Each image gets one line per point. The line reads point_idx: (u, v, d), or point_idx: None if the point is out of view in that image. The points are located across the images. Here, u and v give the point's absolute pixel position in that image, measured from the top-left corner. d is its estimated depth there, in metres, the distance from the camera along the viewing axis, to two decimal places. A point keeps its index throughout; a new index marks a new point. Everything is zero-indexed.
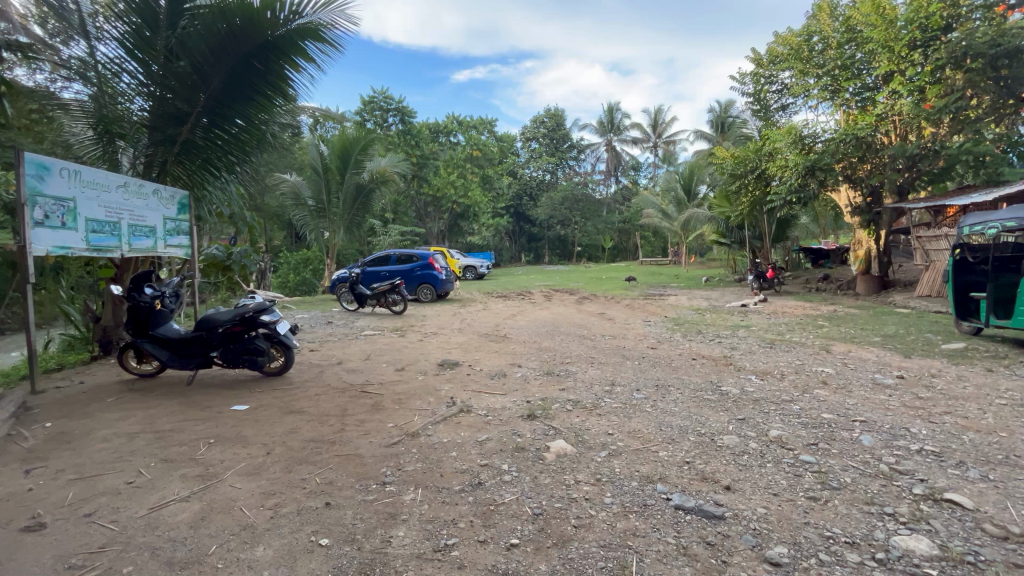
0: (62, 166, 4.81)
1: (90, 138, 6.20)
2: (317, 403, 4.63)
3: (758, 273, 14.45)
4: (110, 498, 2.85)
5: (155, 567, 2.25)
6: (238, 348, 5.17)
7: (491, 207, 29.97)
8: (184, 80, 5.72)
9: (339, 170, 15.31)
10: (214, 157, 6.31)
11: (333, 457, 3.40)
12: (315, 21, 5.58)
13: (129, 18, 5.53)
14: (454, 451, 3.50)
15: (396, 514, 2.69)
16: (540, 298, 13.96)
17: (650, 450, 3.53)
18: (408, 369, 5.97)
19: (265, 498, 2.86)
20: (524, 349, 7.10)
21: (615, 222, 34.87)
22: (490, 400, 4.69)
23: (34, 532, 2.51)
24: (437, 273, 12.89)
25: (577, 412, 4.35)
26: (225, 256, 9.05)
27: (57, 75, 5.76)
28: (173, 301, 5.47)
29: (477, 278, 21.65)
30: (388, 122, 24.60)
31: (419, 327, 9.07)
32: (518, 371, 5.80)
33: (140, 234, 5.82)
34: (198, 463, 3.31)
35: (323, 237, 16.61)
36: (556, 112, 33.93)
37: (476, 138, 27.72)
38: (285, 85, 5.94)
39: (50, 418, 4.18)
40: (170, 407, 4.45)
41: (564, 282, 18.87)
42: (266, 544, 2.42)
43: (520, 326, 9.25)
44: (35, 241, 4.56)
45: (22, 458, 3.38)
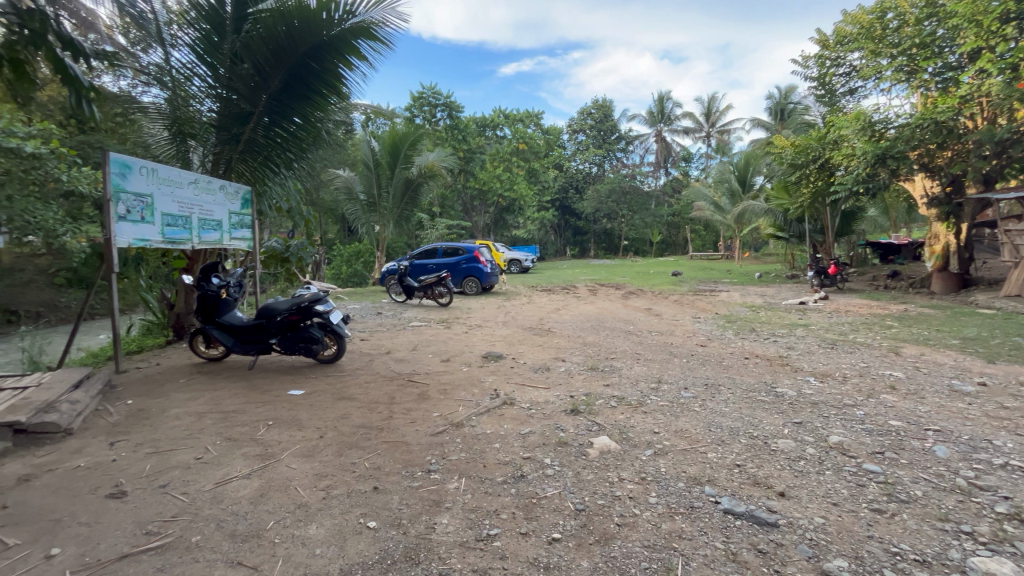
0: (142, 165, 5.21)
1: (165, 138, 6.71)
2: (367, 390, 4.82)
3: (820, 269, 13.59)
4: (181, 471, 3.09)
5: (219, 538, 2.41)
6: (294, 336, 5.44)
7: (536, 201, 29.85)
8: (248, 82, 6.05)
9: (389, 165, 15.74)
10: (274, 154, 6.63)
11: (381, 444, 3.52)
12: (367, 20, 5.71)
13: (199, 25, 5.93)
14: (497, 443, 3.53)
15: (440, 502, 2.75)
16: (585, 292, 13.79)
17: (698, 451, 3.42)
18: (453, 360, 6.08)
19: (318, 480, 3.00)
20: (568, 343, 7.04)
21: (664, 215, 33.85)
22: (533, 394, 4.70)
23: (117, 498, 2.76)
24: (482, 266, 13.01)
25: (622, 408, 4.28)
26: (284, 248, 9.53)
27: (137, 81, 6.27)
28: (237, 291, 5.82)
29: (521, 272, 21.64)
30: (436, 118, 24.97)
31: (465, 320, 9.21)
32: (562, 366, 5.77)
33: (209, 228, 6.23)
34: (258, 444, 3.51)
35: (373, 231, 17.14)
36: (604, 103, 33.21)
37: (522, 131, 27.66)
38: (339, 83, 6.14)
39: (131, 396, 4.56)
40: (233, 390, 4.76)
41: (610, 277, 18.51)
42: (319, 523, 2.54)
43: (565, 320, 9.20)
44: (119, 234, 4.98)
45: (108, 431, 3.72)
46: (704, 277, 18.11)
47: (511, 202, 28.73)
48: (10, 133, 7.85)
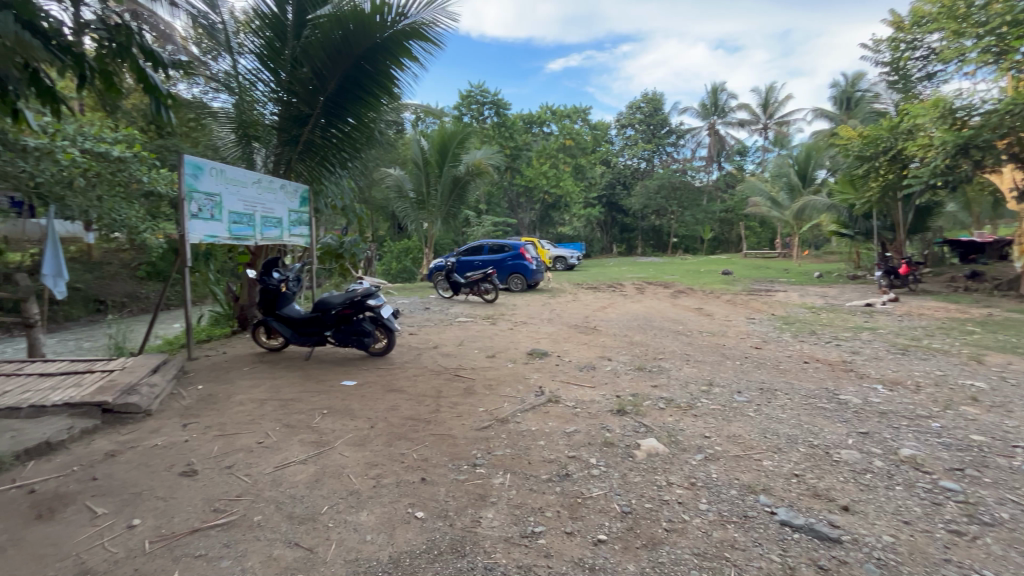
0: (212, 166, 5.58)
1: (233, 141, 7.13)
2: (415, 383, 4.95)
3: (889, 269, 12.64)
4: (245, 454, 3.29)
5: (278, 520, 2.55)
6: (347, 329, 5.66)
7: (582, 197, 29.48)
8: (307, 85, 6.33)
9: (438, 162, 16.03)
10: (330, 154, 6.90)
11: (428, 436, 3.60)
12: (418, 21, 5.83)
13: (264, 33, 6.30)
14: (542, 440, 3.52)
15: (486, 496, 2.78)
16: (632, 291, 13.50)
17: (752, 458, 3.26)
18: (498, 356, 6.13)
19: (369, 468, 3.11)
20: (614, 342, 6.91)
21: (717, 212, 32.55)
22: (579, 392, 4.66)
23: (189, 476, 2.98)
24: (528, 263, 13.03)
25: (671, 411, 4.15)
26: (338, 245, 9.94)
27: (208, 87, 6.72)
28: (296, 285, 6.11)
29: (567, 269, 21.47)
30: (483, 116, 25.21)
31: (510, 316, 9.25)
32: (608, 365, 5.67)
33: (270, 225, 6.58)
34: (313, 431, 3.69)
35: (422, 228, 17.53)
36: (654, 97, 32.26)
37: (569, 128, 27.45)
38: (391, 84, 6.31)
39: (201, 381, 4.91)
40: (291, 379, 5.02)
41: (658, 275, 18.02)
42: (369, 511, 2.63)
43: (611, 319, 9.05)
44: (192, 231, 5.35)
45: (181, 414, 4.01)
46: (758, 276, 17.29)
47: (557, 198, 28.54)
48: (100, 139, 8.60)
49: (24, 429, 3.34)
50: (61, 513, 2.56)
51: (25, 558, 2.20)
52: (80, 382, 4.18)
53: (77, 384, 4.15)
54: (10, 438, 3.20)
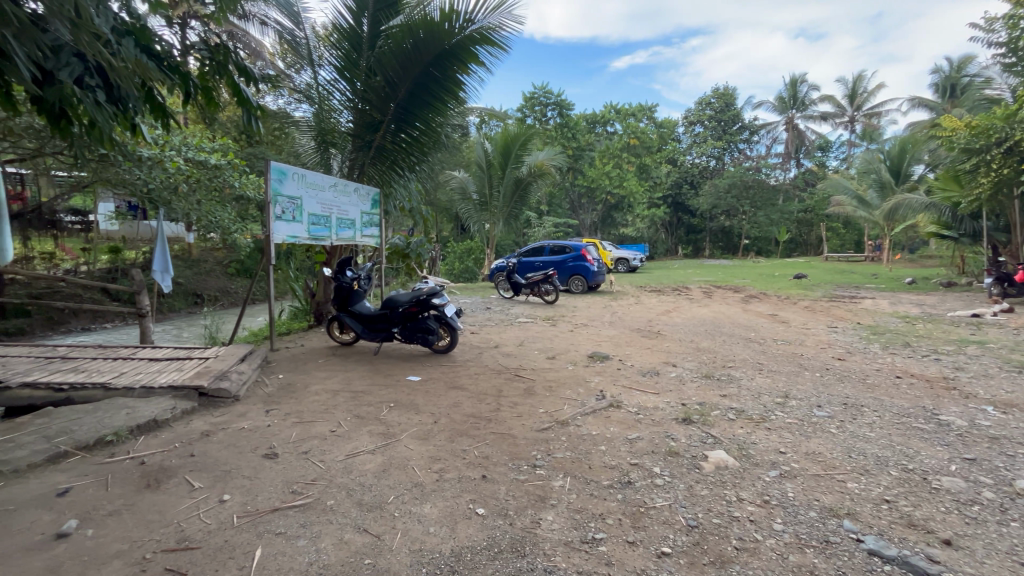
0: (294, 171, 5.99)
1: (312, 147, 7.60)
2: (476, 381, 5.05)
3: (1001, 276, 11.13)
4: (320, 441, 3.51)
5: (349, 505, 2.68)
6: (413, 326, 5.89)
7: (647, 197, 28.62)
8: (379, 93, 6.65)
9: (501, 165, 16.25)
10: (400, 158, 7.20)
11: (489, 434, 3.66)
12: (485, 26, 5.96)
13: (341, 45, 6.68)
14: (603, 445, 3.46)
15: (545, 498, 2.77)
16: (699, 295, 12.92)
17: (834, 478, 3.01)
18: (558, 357, 6.10)
19: (431, 462, 3.20)
20: (680, 348, 6.66)
21: (794, 212, 30.41)
22: (641, 398, 4.53)
23: (271, 459, 3.21)
24: (589, 265, 12.86)
25: (742, 422, 3.93)
26: (405, 245, 10.35)
27: (292, 98, 7.24)
28: (367, 283, 6.43)
29: (629, 271, 20.95)
30: (547, 117, 25.24)
31: (570, 318, 9.16)
32: (673, 371, 5.47)
33: (345, 226, 6.97)
34: (381, 423, 3.86)
35: (484, 229, 17.81)
36: (727, 92, 30.58)
37: (634, 126, 26.74)
38: (458, 89, 6.47)
39: (281, 371, 5.29)
40: (361, 372, 5.29)
41: (728, 279, 17.13)
42: (432, 503, 2.71)
43: (676, 323, 8.71)
44: (276, 231, 5.77)
45: (264, 400, 4.35)
46: (841, 281, 15.97)
47: (619, 199, 27.94)
48: (200, 149, 9.51)
49: (135, 406, 3.74)
50: (164, 484, 2.85)
51: (136, 522, 2.47)
52: (181, 367, 4.65)
53: (178, 369, 4.61)
54: (125, 413, 3.61)
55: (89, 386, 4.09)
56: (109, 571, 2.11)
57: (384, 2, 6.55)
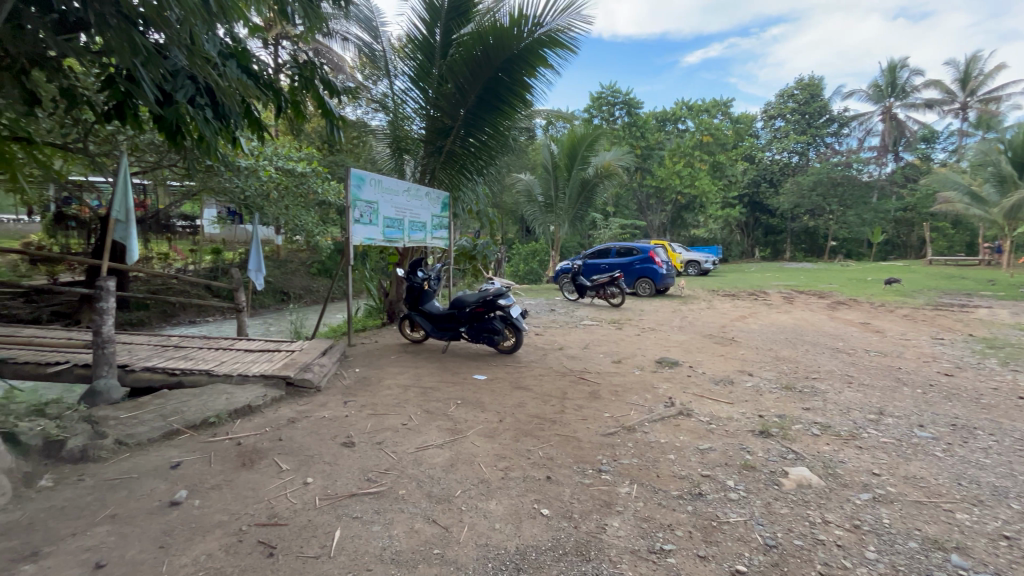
0: (371, 177, 6.34)
1: (387, 155, 8.01)
2: (541, 382, 5.08)
3: None
4: (392, 433, 3.69)
5: (419, 496, 2.79)
6: (480, 326, 6.03)
7: (721, 196, 27.19)
8: (449, 100, 6.85)
9: (567, 166, 16.14)
10: (469, 162, 7.37)
11: (554, 436, 3.66)
12: (553, 28, 6.01)
13: (416, 56, 6.98)
14: (672, 454, 3.35)
15: (611, 504, 2.72)
16: (778, 300, 12.09)
17: (940, 507, 2.70)
18: (624, 362, 5.96)
19: (497, 460, 3.26)
20: (757, 356, 6.27)
21: (891, 211, 27.59)
22: (714, 407, 4.32)
23: (349, 447, 3.43)
24: (657, 267, 12.47)
25: (828, 439, 3.62)
26: (472, 247, 10.59)
27: (369, 108, 7.67)
28: (436, 283, 6.65)
29: (700, 274, 20.04)
30: (614, 116, 24.89)
31: (637, 322, 8.93)
32: (749, 381, 5.16)
33: (416, 228, 7.27)
34: (449, 419, 3.98)
35: (549, 231, 17.83)
36: (812, 81, 28.14)
37: (708, 123, 25.51)
38: (525, 92, 6.54)
39: (358, 365, 5.62)
40: (430, 369, 5.49)
41: (812, 283, 15.89)
42: (498, 500, 2.76)
43: (753, 329, 8.22)
44: (355, 234, 6.12)
45: (342, 392, 4.65)
46: (949, 288, 14.25)
47: (691, 199, 26.81)
48: (289, 158, 10.33)
49: (233, 392, 4.13)
50: (257, 464, 3.13)
51: (234, 496, 2.74)
52: (272, 358, 5.09)
53: (269, 360, 5.04)
54: (225, 397, 4.00)
55: (196, 371, 4.58)
56: (212, 539, 2.35)
57: (456, 12, 6.78)
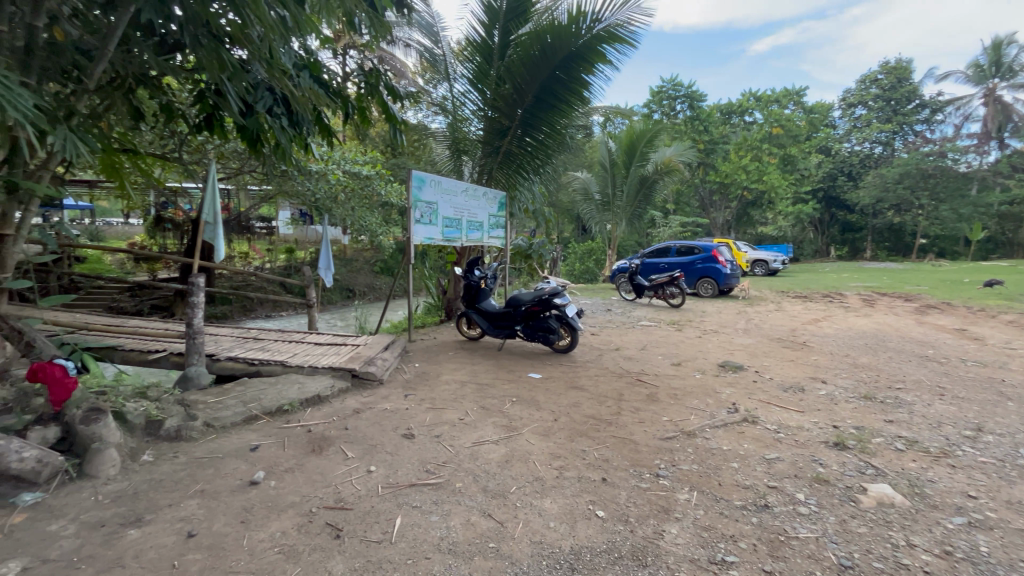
0: (431, 178, 6.53)
1: (446, 156, 8.21)
2: (596, 382, 5.02)
3: None
4: (449, 427, 3.80)
5: (476, 490, 2.85)
6: (535, 325, 6.06)
7: (792, 191, 25.52)
8: (507, 100, 6.91)
9: (625, 163, 15.79)
10: (526, 162, 7.42)
11: (610, 437, 3.61)
12: (612, 24, 5.99)
13: (475, 58, 7.10)
14: (735, 462, 3.20)
15: (669, 510, 2.65)
16: (857, 303, 11.18)
17: None
18: (684, 365, 5.77)
19: (552, 459, 3.26)
20: (831, 363, 5.85)
21: (995, 205, 24.64)
22: (782, 415, 4.08)
23: (409, 439, 3.56)
24: (721, 267, 11.92)
25: (915, 455, 3.31)
26: (528, 246, 10.64)
27: (429, 112, 7.91)
28: (493, 281, 6.74)
29: (768, 275, 18.95)
30: (675, 111, 24.27)
31: (698, 323, 8.60)
32: (822, 389, 4.82)
33: (474, 228, 7.41)
34: (504, 416, 4.04)
35: (606, 229, 17.57)
36: (899, 65, 25.80)
37: (777, 113, 24.03)
38: (583, 89, 6.52)
39: (418, 360, 5.83)
40: (486, 366, 5.59)
41: (898, 285, 14.54)
42: (552, 499, 2.77)
43: (827, 334, 7.66)
44: (415, 234, 6.34)
45: (403, 385, 4.84)
46: None
47: (758, 195, 25.39)
48: (356, 162, 10.91)
49: (304, 381, 4.42)
50: (326, 450, 3.34)
51: (305, 480, 2.93)
52: (338, 352, 5.39)
53: (337, 353, 5.34)
54: (297, 387, 4.29)
55: (272, 362, 4.95)
56: (286, 518, 2.53)
57: (515, 13, 6.82)
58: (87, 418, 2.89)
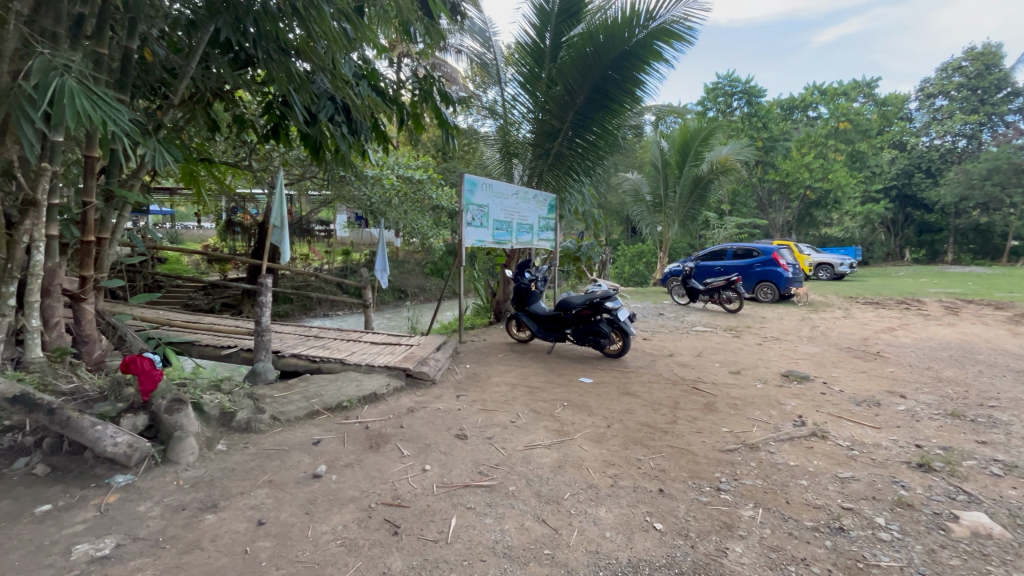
0: (483, 182, 6.59)
1: (497, 159, 8.23)
2: (650, 389, 4.87)
3: None
4: (501, 429, 3.81)
5: (529, 495, 2.84)
6: (586, 329, 5.99)
7: (862, 189, 23.84)
8: (558, 101, 6.87)
9: (678, 163, 15.33)
10: (576, 163, 7.35)
11: (666, 447, 3.50)
12: (667, 20, 5.86)
13: (525, 61, 7.12)
14: (805, 479, 3.01)
15: (733, 527, 2.52)
16: (939, 310, 10.26)
17: None
18: (744, 373, 5.50)
19: (606, 466, 3.19)
20: (910, 375, 5.39)
21: None
22: (855, 431, 3.80)
23: (461, 440, 3.60)
24: (782, 270, 11.30)
25: (1014, 482, 2.98)
26: (576, 249, 10.57)
27: (480, 116, 8.00)
28: (543, 284, 6.71)
29: (833, 279, 17.80)
30: (732, 108, 23.46)
31: (758, 330, 8.19)
32: (901, 404, 4.45)
33: (524, 230, 7.42)
34: (556, 420, 4.00)
35: (657, 232, 17.16)
36: (986, 50, 23.58)
37: (845, 107, 22.61)
38: (636, 88, 6.40)
39: (468, 362, 5.90)
40: (537, 369, 5.57)
41: (986, 292, 13.18)
42: (608, 508, 2.70)
43: (904, 344, 7.08)
44: (467, 237, 6.42)
45: (454, 386, 4.91)
46: None
47: (823, 194, 23.90)
48: (408, 167, 11.26)
49: (362, 379, 4.58)
50: (383, 447, 3.43)
51: (364, 476, 3.02)
52: (393, 351, 5.55)
53: (391, 352, 5.49)
54: (355, 384, 4.44)
55: (332, 359, 5.16)
56: (347, 512, 2.62)
57: (567, 14, 6.82)
58: (171, 408, 3.12)
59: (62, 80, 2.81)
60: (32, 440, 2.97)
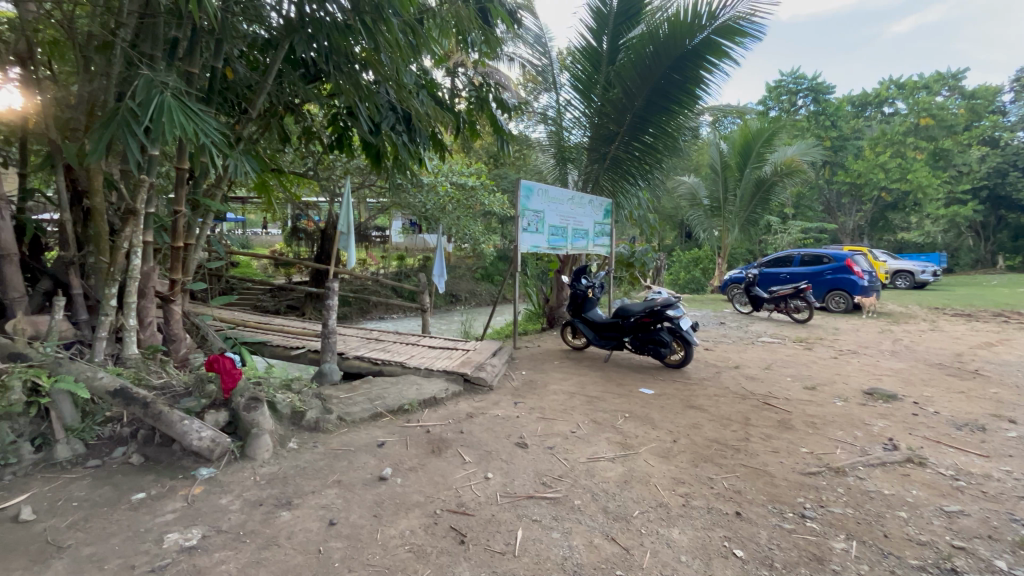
0: (539, 187, 6.55)
1: (551, 164, 8.15)
2: (717, 403, 4.61)
3: None
4: (562, 439, 3.72)
5: (595, 510, 2.74)
6: (645, 338, 5.79)
7: (947, 190, 21.80)
8: (616, 105, 6.73)
9: (738, 166, 14.67)
10: (634, 167, 7.15)
11: (740, 466, 3.28)
12: (733, 17, 5.62)
13: (581, 65, 7.02)
14: (903, 511, 2.72)
15: (824, 560, 2.31)
16: None
17: None
18: (821, 389, 5.10)
19: (676, 484, 3.03)
20: (1018, 398, 4.80)
21: None
22: (958, 458, 3.41)
23: (522, 449, 3.54)
24: (856, 278, 10.50)
25: None
26: (630, 254, 10.33)
27: (532, 121, 7.97)
28: (599, 291, 6.55)
29: (913, 288, 16.37)
30: (796, 106, 22.28)
31: (832, 342, 7.62)
32: (1010, 429, 3.96)
33: (579, 235, 7.30)
34: (618, 432, 3.87)
35: (714, 237, 16.47)
36: None
37: (926, 102, 20.85)
38: (698, 89, 6.17)
39: (524, 368, 5.85)
40: (594, 378, 5.43)
41: None
42: (681, 529, 2.56)
43: (1007, 362, 6.34)
44: (522, 242, 6.39)
45: (512, 393, 4.87)
46: None
47: (901, 196, 22.08)
48: (462, 173, 11.41)
49: (421, 383, 4.64)
50: (444, 453, 3.44)
51: (427, 481, 3.03)
52: (450, 356, 5.59)
53: (448, 357, 5.54)
54: (416, 388, 4.50)
55: (392, 362, 5.26)
56: (414, 517, 2.63)
57: (625, 16, 6.70)
58: (249, 406, 3.27)
59: (161, 97, 3.06)
60: (128, 431, 3.21)
